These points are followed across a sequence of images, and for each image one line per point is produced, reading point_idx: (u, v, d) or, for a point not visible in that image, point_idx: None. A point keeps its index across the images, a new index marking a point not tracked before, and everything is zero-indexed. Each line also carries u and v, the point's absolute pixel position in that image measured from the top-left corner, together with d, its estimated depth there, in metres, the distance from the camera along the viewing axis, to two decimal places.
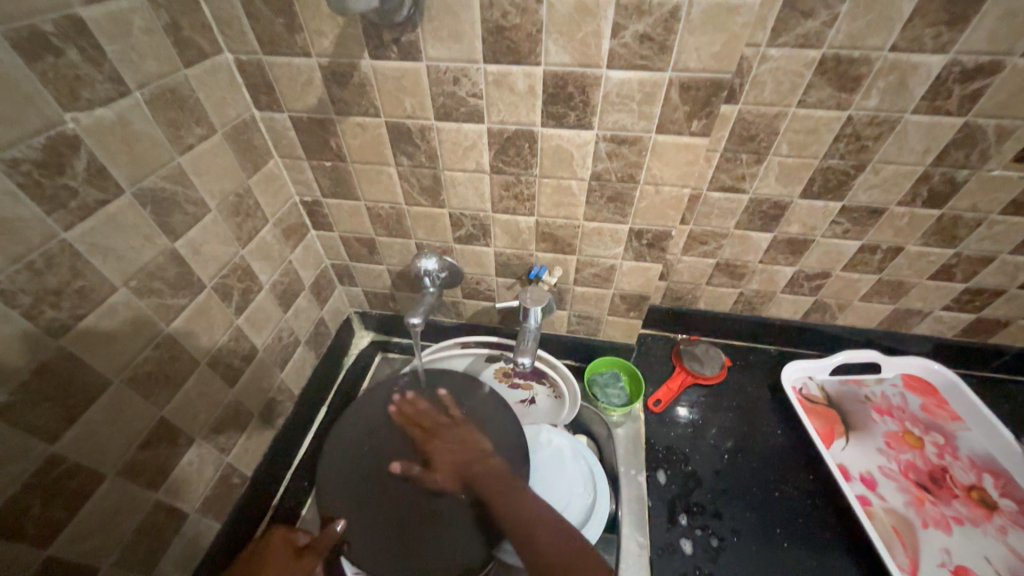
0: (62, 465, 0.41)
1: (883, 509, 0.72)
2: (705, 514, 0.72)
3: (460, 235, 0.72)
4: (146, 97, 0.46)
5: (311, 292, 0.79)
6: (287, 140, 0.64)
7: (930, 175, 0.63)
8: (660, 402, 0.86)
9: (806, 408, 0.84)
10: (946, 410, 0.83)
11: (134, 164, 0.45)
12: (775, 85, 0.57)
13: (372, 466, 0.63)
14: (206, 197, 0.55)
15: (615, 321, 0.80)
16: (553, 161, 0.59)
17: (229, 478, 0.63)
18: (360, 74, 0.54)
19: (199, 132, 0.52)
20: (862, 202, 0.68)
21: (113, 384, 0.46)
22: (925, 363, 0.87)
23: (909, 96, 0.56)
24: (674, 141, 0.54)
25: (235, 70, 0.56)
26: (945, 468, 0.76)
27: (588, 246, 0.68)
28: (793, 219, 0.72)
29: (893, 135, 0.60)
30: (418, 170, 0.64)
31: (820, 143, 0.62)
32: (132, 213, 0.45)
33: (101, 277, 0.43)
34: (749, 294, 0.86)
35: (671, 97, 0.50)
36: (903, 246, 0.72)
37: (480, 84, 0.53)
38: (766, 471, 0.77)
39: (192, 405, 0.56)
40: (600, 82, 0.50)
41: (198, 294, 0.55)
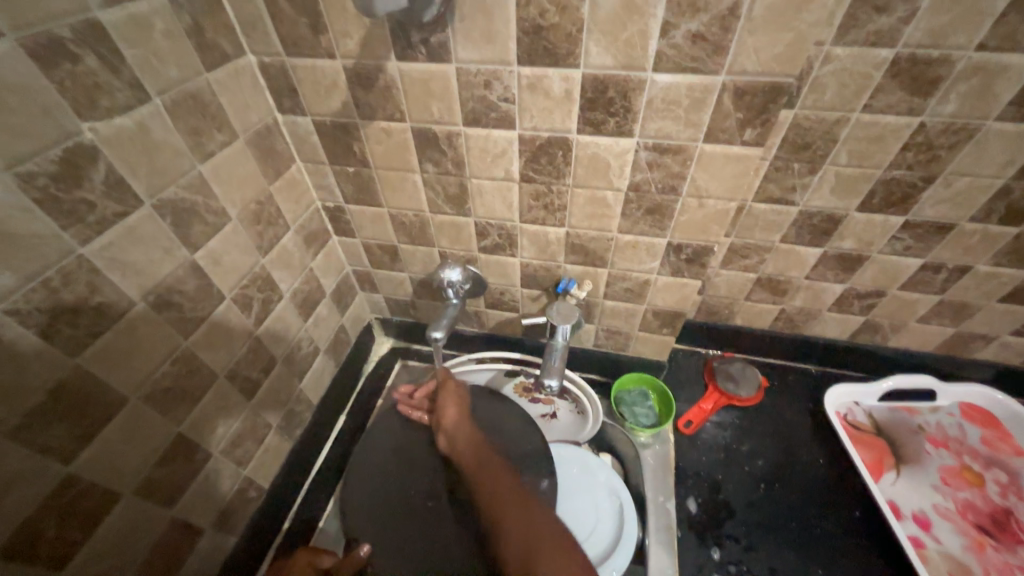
0: (77, 486, 0.40)
1: (939, 553, 0.66)
2: (738, 548, 0.68)
3: (485, 245, 0.68)
4: (167, 104, 0.44)
5: (332, 299, 0.77)
6: (310, 145, 0.61)
7: (1011, 189, 0.56)
8: (691, 424, 0.81)
9: (851, 437, 0.78)
10: (1010, 445, 0.76)
11: (154, 174, 0.43)
12: (837, 89, 0.52)
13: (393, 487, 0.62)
14: (227, 206, 0.53)
15: (646, 337, 0.76)
16: (587, 170, 0.55)
17: (246, 491, 0.62)
18: (386, 77, 0.52)
19: (221, 138, 0.50)
20: (928, 218, 0.61)
21: (131, 402, 0.44)
22: (986, 392, 0.80)
23: (995, 101, 0.49)
24: (723, 151, 0.49)
25: (258, 73, 0.54)
26: (1009, 510, 0.69)
27: (621, 259, 0.64)
28: (847, 234, 0.66)
29: (971, 144, 0.53)
30: (443, 177, 0.61)
31: (884, 152, 0.56)
32: (151, 225, 0.44)
33: (119, 293, 0.42)
34: (792, 311, 0.80)
35: (724, 103, 0.46)
36: (971, 266, 0.65)
37: (512, 89, 0.49)
38: (806, 504, 0.72)
39: (210, 419, 0.54)
40: (644, 87, 0.46)
41: (218, 306, 0.53)
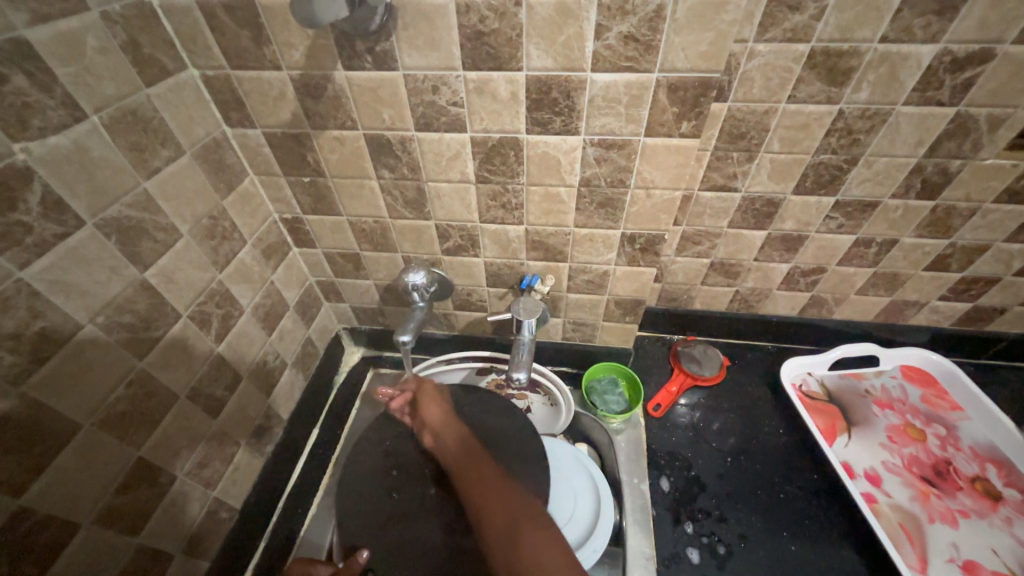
0: (30, 520, 0.39)
1: (889, 505, 0.71)
2: (710, 520, 0.71)
3: (448, 247, 0.69)
4: (104, 121, 0.43)
5: (296, 311, 0.76)
6: (262, 157, 0.61)
7: (923, 167, 0.62)
8: (660, 406, 0.85)
9: (806, 406, 0.83)
10: (946, 401, 0.83)
11: (95, 193, 0.43)
12: (763, 82, 0.56)
13: (378, 493, 0.62)
14: (177, 222, 0.52)
15: (611, 327, 0.79)
16: (540, 168, 0.57)
17: (217, 513, 0.61)
18: (334, 86, 0.52)
19: (166, 154, 0.50)
20: (855, 197, 0.66)
21: (84, 428, 0.43)
22: (922, 353, 0.86)
23: (901, 87, 0.54)
24: (664, 144, 0.52)
25: (202, 86, 0.54)
26: (948, 460, 0.75)
27: (579, 253, 0.67)
28: (786, 216, 0.70)
29: (885, 128, 0.58)
30: (400, 182, 0.61)
31: (811, 138, 0.60)
32: (95, 245, 0.43)
33: (64, 316, 0.40)
34: (745, 292, 0.85)
35: (660, 99, 0.48)
36: (897, 239, 0.71)
37: (460, 93, 0.51)
38: (770, 473, 0.76)
39: (173, 442, 0.53)
40: (585, 86, 0.48)
41: (174, 324, 0.52)
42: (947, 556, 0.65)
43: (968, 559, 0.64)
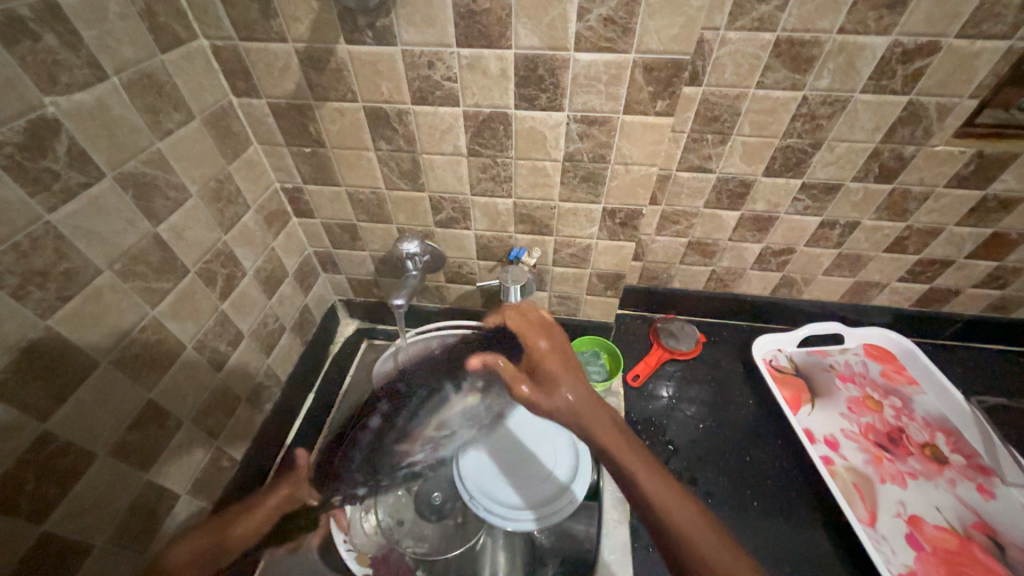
0: (54, 443, 0.43)
1: (845, 467, 0.76)
2: (680, 479, 0.76)
3: (441, 219, 0.74)
4: (123, 82, 0.46)
5: (295, 278, 0.80)
6: (266, 126, 0.65)
7: (880, 152, 0.67)
8: (639, 377, 0.90)
9: (775, 378, 0.89)
10: (904, 376, 0.89)
11: (115, 149, 0.46)
12: (734, 67, 0.61)
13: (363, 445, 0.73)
14: (187, 182, 0.55)
15: (593, 300, 0.84)
16: (527, 143, 0.61)
17: (219, 460, 0.65)
18: (336, 59, 0.56)
19: (178, 118, 0.53)
20: (820, 179, 0.72)
21: (101, 366, 0.47)
22: (884, 332, 0.92)
23: (858, 76, 0.60)
24: (640, 121, 0.57)
25: (211, 56, 0.57)
26: (901, 428, 0.81)
27: (564, 226, 0.71)
28: (758, 197, 0.76)
29: (845, 114, 0.63)
30: (396, 154, 0.65)
31: (779, 122, 0.65)
32: (114, 197, 0.46)
33: (85, 260, 0.44)
34: (720, 271, 0.90)
35: (636, 78, 0.53)
36: (859, 221, 0.77)
37: (454, 68, 0.55)
38: (738, 438, 0.82)
39: (181, 389, 0.57)
40: (568, 65, 0.53)
41: (182, 278, 0.56)
42: (894, 512, 0.71)
43: (913, 514, 0.70)
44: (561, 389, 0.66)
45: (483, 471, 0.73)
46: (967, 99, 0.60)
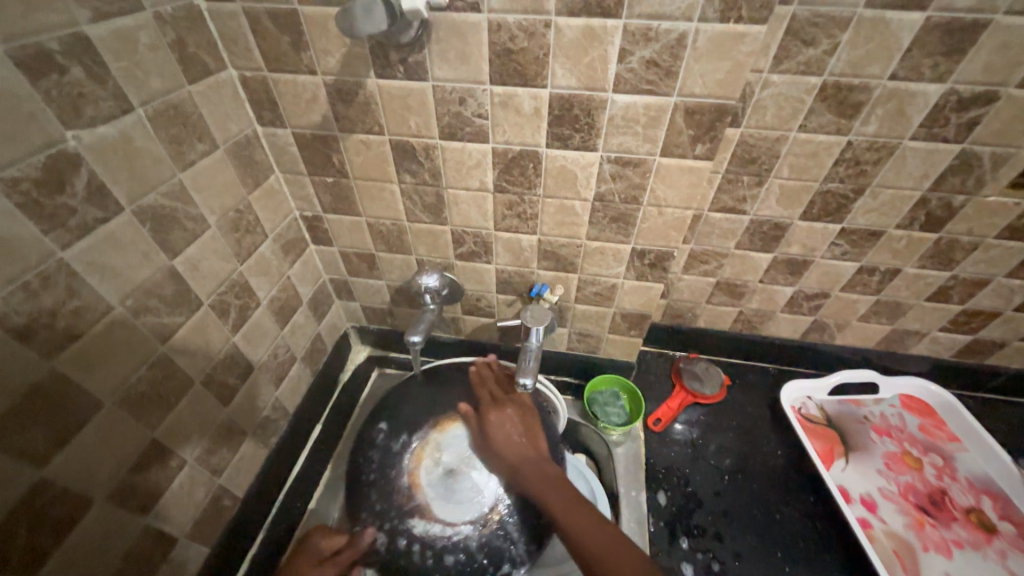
0: (51, 491, 0.40)
1: (884, 532, 0.71)
2: (705, 536, 0.72)
3: (462, 252, 0.71)
4: (149, 114, 0.45)
5: (309, 307, 0.78)
6: (289, 155, 0.63)
7: (927, 200, 0.64)
8: (660, 421, 0.85)
9: (805, 429, 0.84)
10: (944, 431, 0.83)
11: (135, 182, 0.45)
12: (776, 110, 0.58)
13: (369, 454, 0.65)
14: (206, 213, 0.54)
15: (615, 339, 0.80)
16: (556, 181, 0.59)
17: (220, 500, 0.62)
18: (365, 92, 0.54)
19: (201, 148, 0.52)
20: (860, 225, 0.68)
21: (106, 406, 0.44)
22: (921, 382, 0.87)
23: (908, 123, 0.57)
24: (678, 164, 0.54)
25: (238, 86, 0.56)
26: (944, 490, 0.76)
27: (590, 265, 0.68)
28: (793, 241, 0.72)
29: (891, 160, 0.60)
30: (420, 187, 0.63)
31: (820, 166, 0.62)
32: (131, 230, 0.45)
33: (97, 297, 0.42)
34: (748, 313, 0.86)
35: (677, 121, 0.51)
36: (900, 268, 0.73)
37: (486, 105, 0.53)
38: (766, 492, 0.77)
39: (186, 426, 0.55)
40: (606, 106, 0.51)
41: (195, 311, 0.54)
42: None
43: None
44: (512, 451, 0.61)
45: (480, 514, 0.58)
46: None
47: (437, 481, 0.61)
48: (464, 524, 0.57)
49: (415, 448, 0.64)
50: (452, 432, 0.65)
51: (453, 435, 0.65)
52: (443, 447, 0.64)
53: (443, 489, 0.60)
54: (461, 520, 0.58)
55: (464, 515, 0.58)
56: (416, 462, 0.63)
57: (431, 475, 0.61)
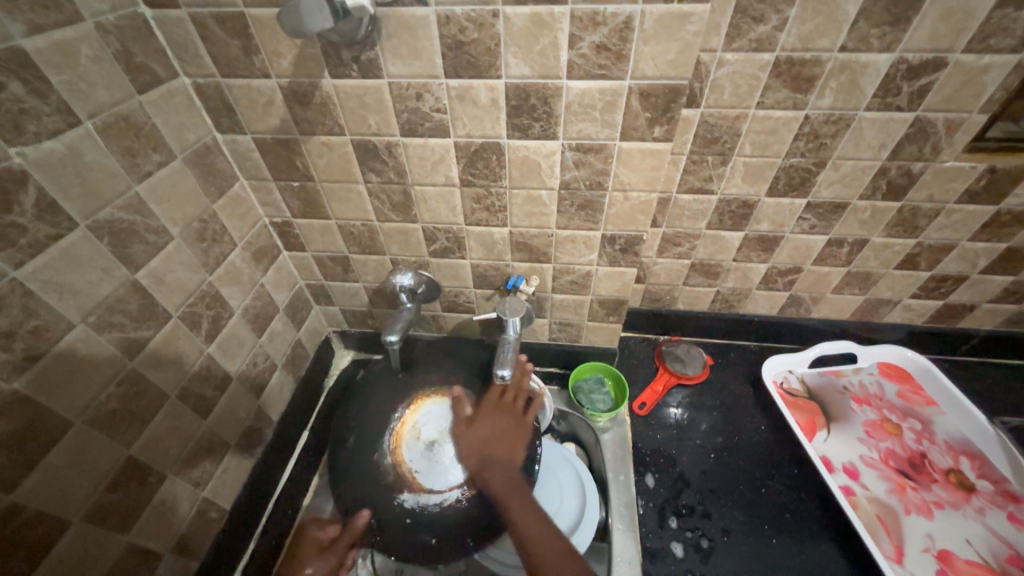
0: (21, 515, 0.40)
1: (867, 498, 0.72)
2: (694, 515, 0.73)
3: (435, 249, 0.71)
4: (98, 127, 0.44)
5: (286, 314, 0.77)
6: (252, 162, 0.63)
7: (888, 169, 0.65)
8: (646, 405, 0.87)
9: (787, 402, 0.85)
10: (922, 396, 0.85)
11: (89, 197, 0.44)
12: (733, 88, 0.59)
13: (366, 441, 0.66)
14: (169, 225, 0.53)
15: (595, 327, 0.81)
16: (521, 172, 0.59)
17: (206, 513, 0.62)
18: (322, 93, 0.54)
19: (158, 158, 0.51)
20: (825, 198, 0.69)
21: (75, 425, 0.44)
22: (898, 349, 0.89)
23: (861, 95, 0.57)
24: (638, 148, 0.55)
25: (193, 94, 0.55)
26: (923, 453, 0.77)
27: (563, 254, 0.69)
28: (762, 218, 0.73)
29: (849, 132, 0.61)
30: (387, 186, 0.63)
31: (781, 142, 0.63)
32: (88, 246, 0.44)
33: (57, 315, 0.42)
34: (726, 292, 0.87)
35: (633, 105, 0.51)
36: (868, 238, 0.74)
37: (443, 99, 0.53)
38: (752, 467, 0.78)
39: (163, 441, 0.54)
40: (562, 93, 0.51)
41: (164, 324, 0.54)
42: (923, 546, 0.66)
43: (943, 548, 0.66)
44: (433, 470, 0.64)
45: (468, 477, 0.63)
46: (976, 114, 0.58)
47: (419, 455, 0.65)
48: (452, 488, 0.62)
49: (393, 429, 0.68)
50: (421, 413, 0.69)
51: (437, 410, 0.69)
52: (420, 421, 0.68)
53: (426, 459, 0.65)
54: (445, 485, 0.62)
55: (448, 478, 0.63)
56: (397, 438, 0.67)
57: (414, 449, 0.66)
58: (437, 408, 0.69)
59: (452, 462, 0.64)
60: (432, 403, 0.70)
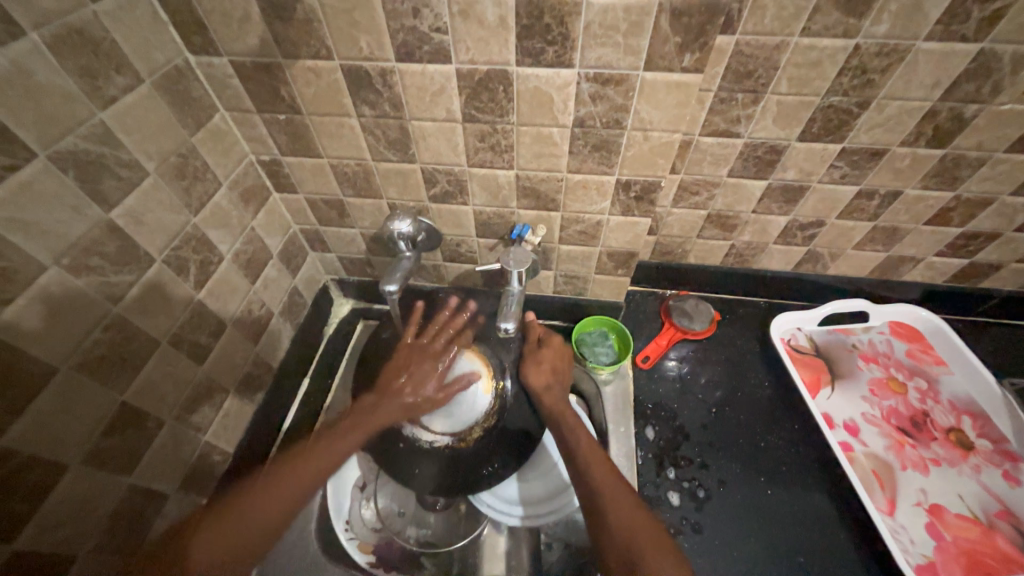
0: (15, 460, 0.39)
1: (865, 454, 0.73)
2: (692, 466, 0.74)
3: (436, 193, 0.66)
4: (47, 40, 0.39)
5: (280, 260, 0.74)
6: (232, 90, 0.56)
7: (937, 112, 0.58)
8: (649, 358, 0.86)
9: (793, 359, 0.84)
10: (931, 355, 0.83)
11: (45, 123, 0.39)
12: (777, 11, 0.51)
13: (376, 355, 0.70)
14: (142, 160, 0.48)
15: (603, 279, 0.78)
16: (531, 106, 0.53)
17: (209, 456, 0.63)
18: (304, 7, 0.47)
19: (122, 82, 0.45)
20: (862, 144, 0.63)
21: (61, 371, 0.42)
22: (912, 309, 0.86)
23: (924, 20, 0.50)
24: (664, 80, 0.48)
25: (157, 5, 0.48)
26: (926, 412, 0.77)
27: (572, 201, 0.64)
28: (789, 165, 0.67)
29: (902, 67, 0.54)
30: (382, 121, 0.57)
31: (823, 78, 0.56)
32: (51, 180, 0.40)
33: (24, 256, 0.39)
34: (740, 246, 0.83)
35: (662, 26, 0.44)
36: (901, 190, 0.69)
37: (443, 17, 0.46)
38: (752, 422, 0.79)
39: (159, 388, 0.53)
40: (581, 10, 0.44)
41: (148, 269, 0.50)
42: (915, 500, 0.68)
43: (935, 503, 0.67)
44: (534, 373, 0.66)
45: (461, 431, 0.65)
46: None
47: None
48: (446, 435, 0.64)
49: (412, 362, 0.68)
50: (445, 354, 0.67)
51: (465, 366, 0.67)
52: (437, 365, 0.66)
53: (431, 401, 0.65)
54: (442, 431, 0.64)
55: (450, 427, 0.64)
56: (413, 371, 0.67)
57: None
58: (459, 359, 0.67)
59: (462, 406, 0.65)
60: (451, 350, 0.67)
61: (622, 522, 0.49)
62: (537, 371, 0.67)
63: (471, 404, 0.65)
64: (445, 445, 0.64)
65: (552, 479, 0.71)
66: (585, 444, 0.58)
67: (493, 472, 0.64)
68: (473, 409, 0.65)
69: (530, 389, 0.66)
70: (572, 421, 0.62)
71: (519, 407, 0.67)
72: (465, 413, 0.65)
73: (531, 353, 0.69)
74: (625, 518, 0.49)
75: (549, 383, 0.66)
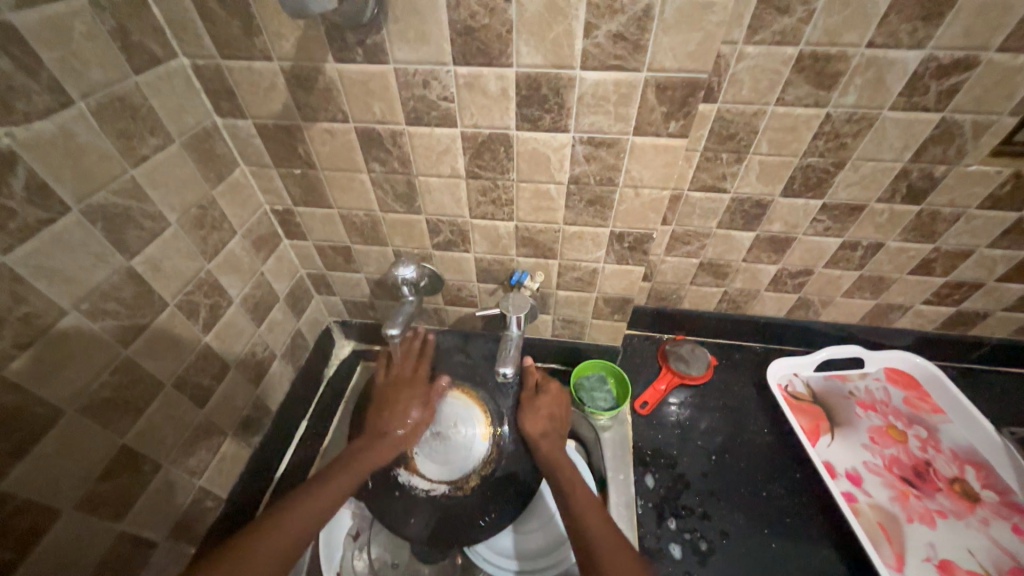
0: (11, 504, 0.39)
1: (869, 505, 0.72)
2: (693, 517, 0.72)
3: (439, 242, 0.70)
4: (91, 107, 0.43)
5: (286, 303, 0.76)
6: (252, 147, 0.61)
7: (909, 171, 0.63)
8: (647, 404, 0.86)
9: (792, 406, 0.84)
10: (928, 403, 0.84)
11: (81, 180, 0.43)
12: (753, 83, 0.56)
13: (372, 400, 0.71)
14: (165, 211, 0.52)
15: (600, 324, 0.79)
16: (530, 165, 0.57)
17: (202, 502, 0.62)
18: (325, 78, 0.52)
19: (154, 142, 0.50)
20: (841, 200, 0.67)
21: (66, 414, 0.43)
22: (906, 356, 0.88)
23: (887, 92, 0.55)
24: (652, 143, 0.53)
25: (192, 75, 0.53)
26: (928, 462, 0.76)
27: (569, 250, 0.67)
28: (775, 218, 0.71)
29: (872, 132, 0.59)
30: (391, 176, 0.61)
31: (799, 141, 0.61)
32: (81, 231, 0.43)
33: (48, 302, 0.41)
34: (733, 293, 0.86)
35: (648, 98, 0.49)
36: (883, 242, 0.72)
37: (450, 88, 0.51)
38: (753, 470, 0.78)
39: (159, 431, 0.54)
40: (575, 84, 0.49)
41: (159, 313, 0.52)
42: (924, 555, 0.66)
43: (944, 558, 0.65)
44: (531, 419, 0.67)
45: (457, 479, 0.65)
46: (1006, 117, 0.56)
47: (425, 443, 0.67)
48: (443, 483, 0.64)
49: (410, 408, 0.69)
50: (443, 402, 0.70)
51: (463, 413, 0.69)
52: (435, 412, 0.69)
53: (429, 449, 0.66)
54: (439, 479, 0.65)
55: (448, 476, 0.65)
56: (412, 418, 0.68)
57: (421, 435, 0.67)
58: (457, 406, 0.69)
59: (460, 454, 0.66)
60: (449, 398, 0.70)
61: (620, 573, 0.48)
62: (535, 418, 0.67)
63: (468, 452, 0.66)
64: (441, 494, 0.64)
65: (551, 531, 0.69)
66: (582, 495, 0.58)
67: (488, 523, 0.62)
68: (471, 456, 0.66)
69: (528, 435, 0.66)
70: (569, 469, 0.62)
71: (515, 453, 0.67)
72: (463, 461, 0.66)
73: (529, 399, 0.70)
74: (622, 569, 0.49)
75: (546, 430, 0.66)
